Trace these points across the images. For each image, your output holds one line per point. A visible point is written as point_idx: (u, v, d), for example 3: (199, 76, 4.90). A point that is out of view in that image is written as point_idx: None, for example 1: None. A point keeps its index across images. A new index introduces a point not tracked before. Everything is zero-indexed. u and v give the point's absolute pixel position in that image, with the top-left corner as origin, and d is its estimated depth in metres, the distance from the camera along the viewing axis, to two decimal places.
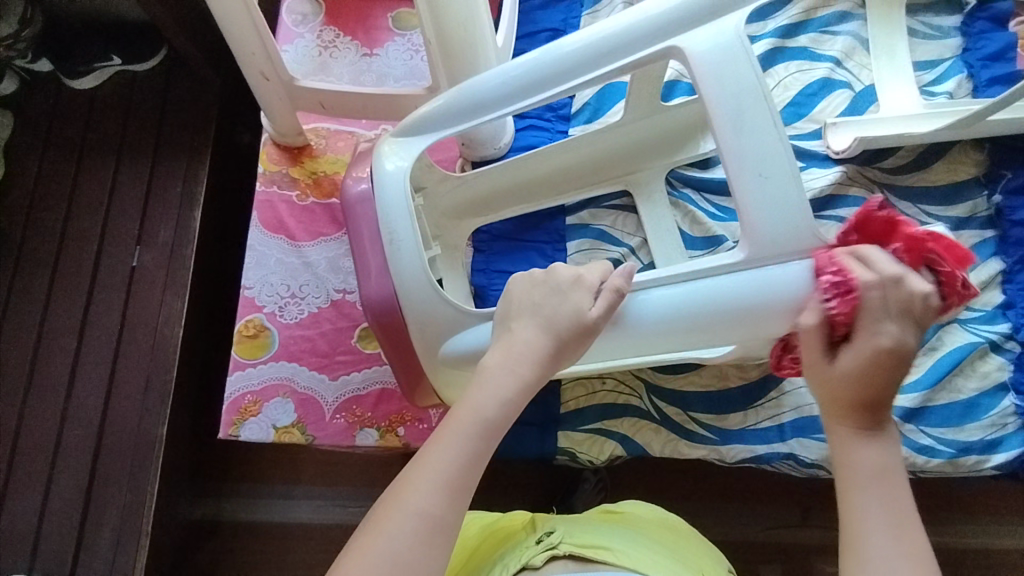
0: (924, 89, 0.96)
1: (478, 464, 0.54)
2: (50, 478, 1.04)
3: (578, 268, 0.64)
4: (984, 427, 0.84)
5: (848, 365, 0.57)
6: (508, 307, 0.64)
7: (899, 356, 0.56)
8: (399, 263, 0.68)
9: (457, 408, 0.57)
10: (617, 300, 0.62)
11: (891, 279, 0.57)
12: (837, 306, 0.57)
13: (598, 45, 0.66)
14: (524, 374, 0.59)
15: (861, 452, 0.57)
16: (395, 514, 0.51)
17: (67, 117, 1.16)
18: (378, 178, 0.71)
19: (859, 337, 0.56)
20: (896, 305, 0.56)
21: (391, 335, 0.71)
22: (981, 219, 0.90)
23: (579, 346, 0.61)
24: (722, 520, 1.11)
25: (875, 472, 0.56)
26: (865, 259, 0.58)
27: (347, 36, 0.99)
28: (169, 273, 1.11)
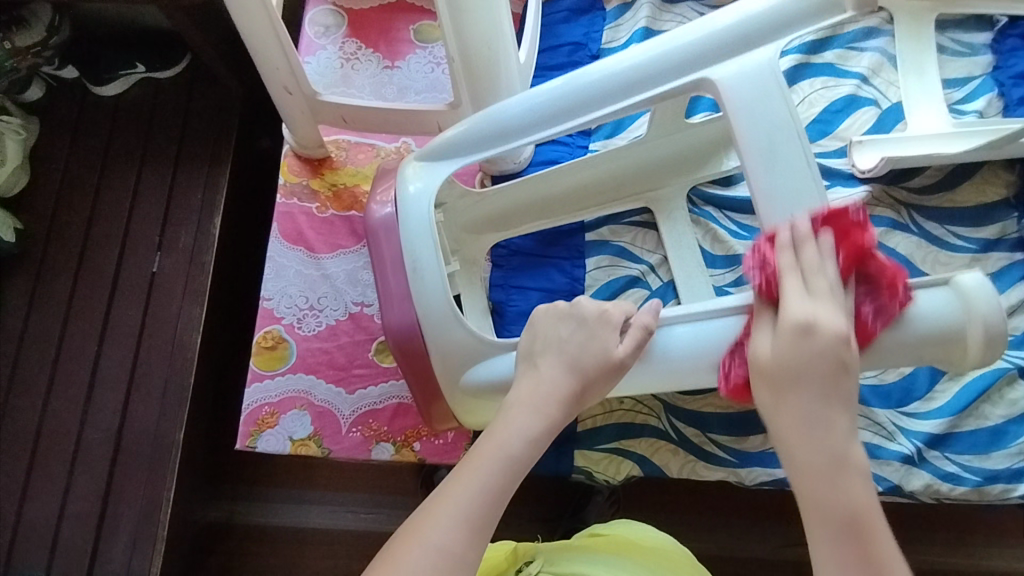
0: (953, 107, 0.94)
1: (500, 500, 0.54)
2: (70, 481, 1.05)
3: (603, 303, 0.63)
4: (1012, 455, 0.82)
5: (812, 459, 0.52)
6: (532, 342, 0.63)
7: (829, 334, 0.54)
8: (424, 292, 0.68)
9: (481, 443, 0.57)
10: (646, 338, 0.61)
11: (813, 266, 0.57)
12: (761, 276, 0.59)
13: (629, 72, 0.65)
14: (551, 415, 0.58)
15: (842, 485, 0.51)
16: (415, 548, 0.51)
17: (92, 123, 1.18)
18: (403, 199, 0.71)
19: (788, 313, 0.55)
20: (818, 274, 0.56)
21: (411, 360, 0.70)
22: (1011, 240, 0.88)
23: (607, 382, 0.60)
24: (738, 538, 1.09)
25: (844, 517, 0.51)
26: (798, 249, 0.58)
27: (369, 48, 0.99)
28: (189, 280, 1.12)
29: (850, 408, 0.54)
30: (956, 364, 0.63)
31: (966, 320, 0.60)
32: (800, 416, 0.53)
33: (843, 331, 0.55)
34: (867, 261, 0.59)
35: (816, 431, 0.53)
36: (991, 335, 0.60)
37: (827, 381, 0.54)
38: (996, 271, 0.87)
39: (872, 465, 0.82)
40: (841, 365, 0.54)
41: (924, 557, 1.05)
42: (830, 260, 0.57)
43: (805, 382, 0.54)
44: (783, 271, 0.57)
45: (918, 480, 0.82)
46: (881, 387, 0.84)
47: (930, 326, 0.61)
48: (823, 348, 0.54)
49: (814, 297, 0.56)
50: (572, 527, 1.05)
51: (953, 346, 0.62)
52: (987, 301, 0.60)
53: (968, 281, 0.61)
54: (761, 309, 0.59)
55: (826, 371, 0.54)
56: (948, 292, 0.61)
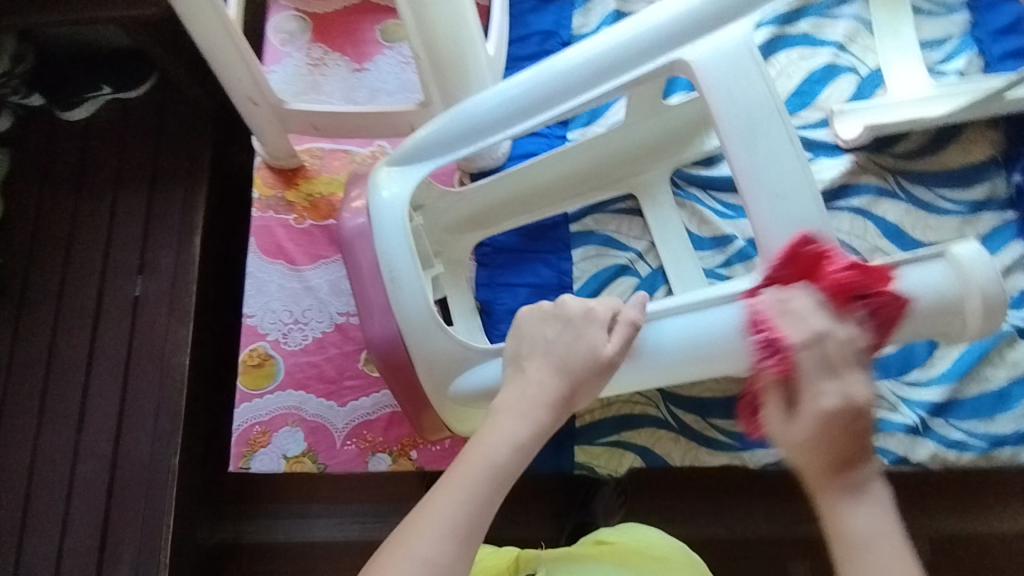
0: (933, 69, 0.93)
1: (488, 512, 0.52)
2: (67, 516, 1.03)
3: (588, 301, 0.60)
4: (1017, 418, 0.80)
5: (854, 539, 0.48)
6: (519, 345, 0.61)
7: (856, 407, 0.49)
8: (403, 300, 0.66)
9: (468, 448, 0.55)
10: (634, 334, 0.60)
11: (823, 333, 0.52)
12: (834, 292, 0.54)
13: (599, 59, 0.63)
14: (540, 419, 0.56)
15: (869, 561, 0.47)
16: (401, 561, 0.49)
17: (61, 149, 1.15)
18: (376, 206, 0.68)
19: (815, 400, 0.50)
20: (834, 362, 0.51)
21: (397, 373, 0.69)
22: (1000, 201, 0.87)
23: (596, 383, 0.59)
24: (749, 519, 1.08)
25: (873, 540, 0.48)
26: (793, 312, 0.53)
27: (336, 52, 0.97)
28: (173, 302, 1.10)
29: (893, 529, 0.48)
30: (953, 335, 0.62)
31: (962, 292, 0.58)
32: (853, 545, 0.48)
33: (869, 405, 0.50)
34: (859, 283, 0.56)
35: (865, 531, 0.48)
36: (990, 304, 0.58)
37: (853, 470, 0.49)
38: (987, 232, 0.86)
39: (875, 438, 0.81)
40: (861, 425, 0.49)
41: (934, 524, 1.04)
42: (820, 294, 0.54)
43: (849, 516, 0.48)
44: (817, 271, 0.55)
45: (924, 450, 0.80)
46: (880, 359, 0.82)
47: (928, 303, 0.59)
48: (838, 492, 0.49)
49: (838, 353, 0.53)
50: (580, 523, 1.04)
51: (951, 318, 0.60)
52: (984, 271, 0.58)
53: (964, 252, 0.59)
54: (772, 396, 0.52)
55: (857, 473, 0.49)
56: (944, 265, 0.59)
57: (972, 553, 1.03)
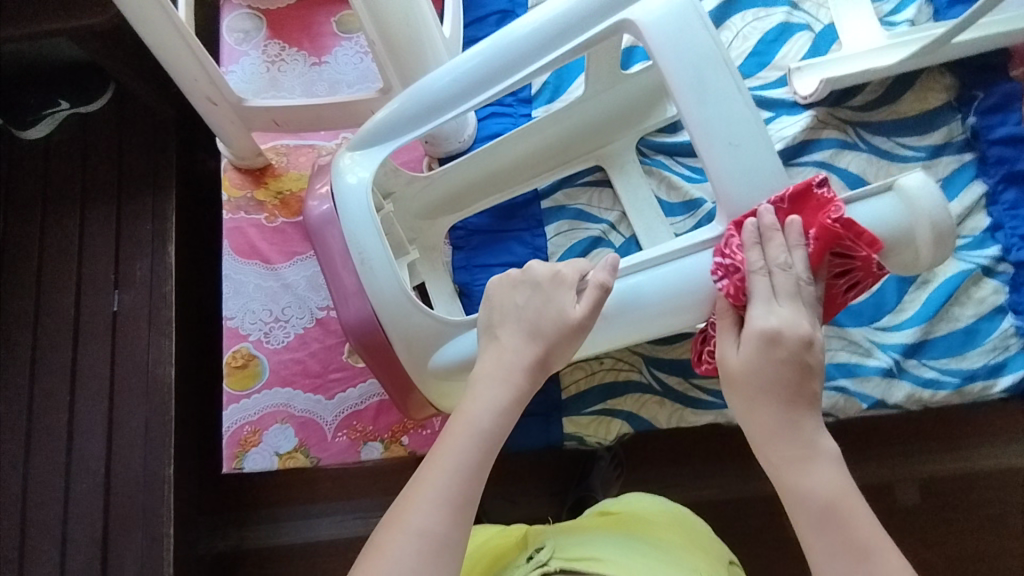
0: (884, 20, 0.94)
1: (477, 478, 0.55)
2: (66, 535, 1.03)
3: (555, 264, 0.61)
4: (987, 352, 0.83)
5: (807, 498, 0.54)
6: (490, 315, 0.62)
7: (791, 343, 0.55)
8: (376, 284, 0.66)
9: (452, 420, 0.58)
10: (603, 296, 0.58)
11: (778, 266, 0.56)
12: (729, 284, 0.58)
13: (548, 26, 0.64)
14: (519, 382, 0.58)
15: (809, 474, 0.55)
16: (399, 534, 0.52)
17: (24, 169, 1.14)
18: (341, 191, 0.68)
19: (751, 325, 0.56)
20: (780, 290, 0.56)
21: (377, 357, 0.70)
22: (958, 143, 0.89)
23: (571, 344, 0.59)
24: (740, 478, 1.11)
25: (829, 496, 0.54)
26: (765, 239, 0.56)
27: (293, 47, 0.96)
28: (152, 313, 1.09)
29: (822, 442, 0.56)
30: (912, 267, 0.64)
31: (913, 220, 0.60)
32: (766, 428, 0.56)
33: (807, 332, 0.55)
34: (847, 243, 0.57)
35: (789, 434, 0.56)
36: (939, 231, 0.60)
37: (793, 393, 0.56)
38: (946, 176, 0.88)
39: (853, 383, 0.83)
40: (805, 368, 0.55)
41: (919, 466, 1.07)
42: (802, 254, 0.56)
43: (772, 411, 0.56)
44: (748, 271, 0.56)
45: (900, 391, 0.83)
46: (852, 307, 0.85)
47: (880, 233, 0.61)
48: (788, 387, 0.56)
49: (779, 306, 0.55)
50: (579, 495, 1.06)
51: (906, 249, 0.61)
52: (930, 200, 0.60)
53: (909, 183, 0.61)
54: (725, 317, 0.59)
55: (787, 392, 0.55)
56: (893, 197, 0.61)
57: (959, 491, 1.07)
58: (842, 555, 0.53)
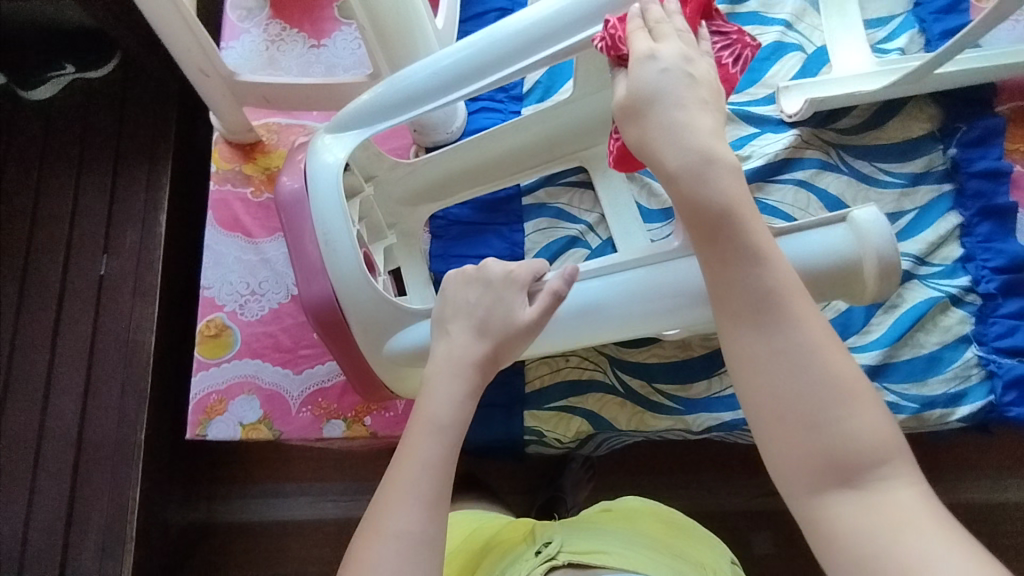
0: (876, 47, 0.95)
1: (449, 474, 0.56)
2: (33, 490, 1.04)
3: (509, 264, 0.62)
4: (948, 380, 0.84)
5: (700, 199, 0.52)
6: (442, 308, 0.63)
7: (681, 65, 0.55)
8: (337, 262, 0.68)
9: (414, 417, 0.58)
10: (556, 303, 0.60)
11: (658, 16, 0.58)
12: (608, 36, 0.59)
13: (526, 31, 0.65)
14: (471, 377, 0.59)
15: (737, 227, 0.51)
16: (378, 539, 0.52)
17: (25, 128, 1.15)
18: (313, 172, 0.69)
19: (634, 49, 0.56)
20: (663, 26, 0.57)
21: (334, 333, 0.71)
22: (938, 173, 0.90)
23: (519, 344, 0.61)
24: (712, 492, 1.09)
25: (728, 217, 0.51)
26: (644, 10, 0.58)
27: (293, 28, 0.98)
28: (137, 279, 1.11)
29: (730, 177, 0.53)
30: (859, 297, 0.65)
31: (861, 253, 0.62)
32: (674, 145, 0.53)
33: (687, 57, 0.56)
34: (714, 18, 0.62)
35: (700, 176, 0.52)
36: (885, 265, 0.61)
37: (683, 96, 0.54)
38: (923, 204, 0.89)
39: None
40: (691, 80, 0.55)
41: None
42: (677, 12, 0.58)
43: (669, 118, 0.54)
44: (627, 23, 0.58)
45: None
46: None
47: (829, 264, 0.62)
48: (689, 100, 0.54)
49: (659, 40, 0.56)
50: (548, 497, 1.03)
51: (853, 281, 0.63)
52: (879, 235, 0.61)
53: (862, 217, 0.62)
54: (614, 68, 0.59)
55: (686, 100, 0.54)
56: (845, 228, 0.63)
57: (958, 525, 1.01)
58: (749, 321, 0.50)
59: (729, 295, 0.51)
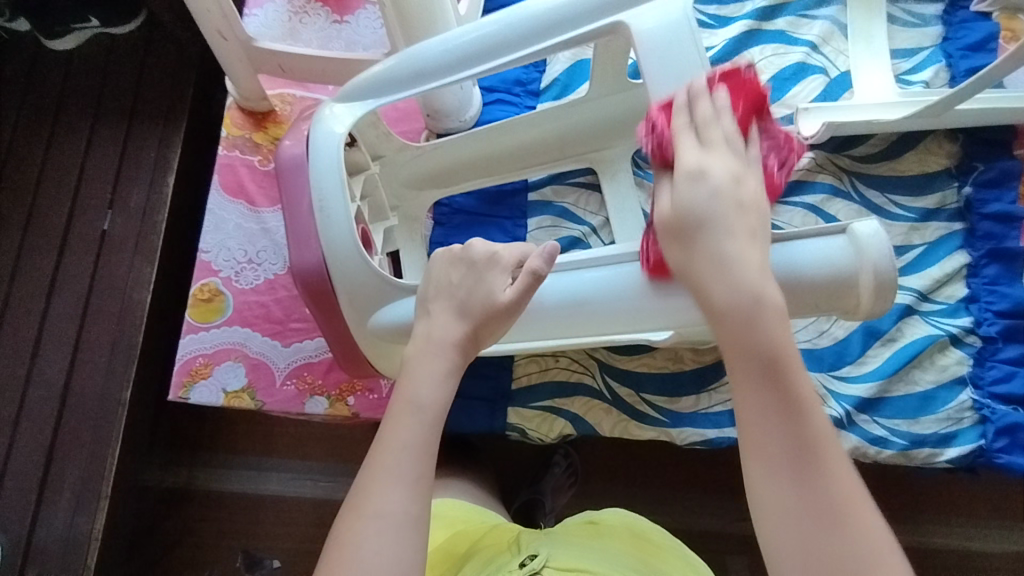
0: (900, 77, 0.94)
1: (432, 453, 0.55)
2: (13, 438, 1.04)
3: (495, 245, 0.60)
4: (940, 420, 0.83)
5: (729, 299, 0.49)
6: (428, 290, 0.62)
7: (729, 181, 0.52)
8: (329, 231, 0.67)
9: (395, 400, 0.58)
10: (534, 283, 0.57)
11: (707, 119, 0.54)
12: (655, 141, 0.56)
13: (542, 16, 0.64)
14: (452, 364, 0.58)
15: (759, 325, 0.48)
16: (360, 520, 0.52)
17: (43, 76, 1.15)
18: (313, 139, 0.69)
19: (681, 161, 0.53)
20: (714, 137, 0.53)
21: (320, 302, 0.71)
22: (950, 211, 0.89)
23: (500, 326, 0.59)
24: (693, 508, 1.07)
25: (757, 348, 0.48)
26: (694, 105, 0.55)
27: (318, 2, 0.98)
28: (139, 237, 1.11)
29: (770, 291, 0.49)
30: (852, 313, 0.64)
31: (857, 268, 0.60)
32: (710, 266, 0.50)
33: (735, 174, 0.52)
34: (762, 117, 0.59)
35: (723, 271, 0.50)
36: (881, 282, 0.60)
37: (728, 221, 0.51)
38: (933, 240, 0.88)
39: None
40: (739, 204, 0.51)
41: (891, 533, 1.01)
42: (727, 112, 0.54)
43: (713, 242, 0.50)
44: (676, 121, 0.55)
45: (846, 442, 0.83)
46: (814, 351, 0.85)
47: (823, 276, 0.61)
48: (735, 223, 0.51)
49: (709, 148, 0.53)
50: (526, 496, 1.02)
51: (847, 296, 0.62)
52: (877, 249, 0.60)
53: (862, 229, 0.60)
54: (659, 173, 0.56)
55: (729, 218, 0.51)
56: (844, 241, 0.61)
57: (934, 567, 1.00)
58: (774, 418, 0.47)
59: (747, 392, 0.48)
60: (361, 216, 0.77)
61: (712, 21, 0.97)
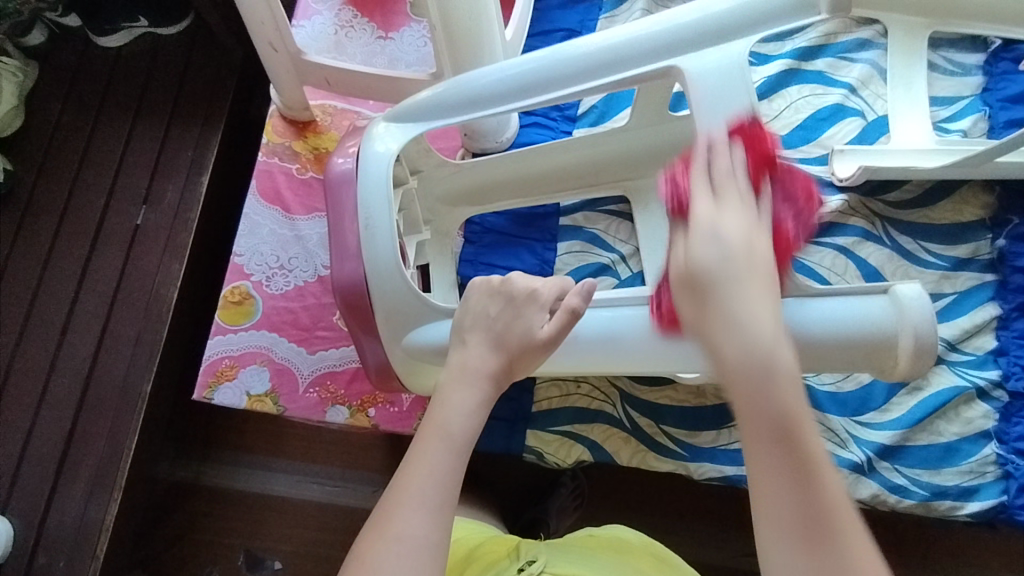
0: (938, 125, 0.94)
1: (457, 477, 0.55)
2: (33, 425, 1.05)
3: (534, 282, 0.62)
4: (961, 473, 0.82)
5: (742, 359, 0.41)
6: (464, 315, 0.63)
7: (751, 246, 0.45)
8: (371, 246, 0.68)
9: (426, 422, 0.58)
10: (571, 321, 0.59)
11: (724, 171, 0.50)
12: (674, 197, 0.52)
13: (598, 55, 0.65)
14: (484, 389, 0.59)
15: (772, 395, 0.41)
16: (382, 544, 0.51)
17: (90, 71, 1.18)
18: (363, 158, 0.71)
19: (696, 212, 0.47)
20: (727, 187, 0.49)
21: (356, 314, 0.72)
22: (982, 261, 0.88)
23: (533, 361, 0.61)
24: (702, 543, 1.06)
25: (766, 381, 0.41)
26: (708, 162, 0.51)
27: (364, 17, 1.00)
28: (171, 234, 1.13)
29: (781, 349, 0.42)
30: (888, 372, 0.65)
31: (898, 328, 0.62)
32: (727, 320, 0.42)
33: (754, 238, 0.46)
34: (775, 171, 0.57)
35: (734, 329, 0.42)
36: (921, 344, 0.62)
37: (745, 275, 0.43)
38: (964, 290, 0.87)
39: None
40: (756, 265, 0.44)
41: None
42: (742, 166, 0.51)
43: (727, 305, 0.43)
44: (692, 179, 0.50)
45: (866, 489, 0.82)
46: (838, 394, 0.85)
47: (867, 332, 0.62)
48: (751, 271, 0.44)
49: (723, 206, 0.47)
50: (533, 520, 1.02)
51: (885, 354, 0.63)
52: (920, 312, 0.62)
53: (904, 292, 0.63)
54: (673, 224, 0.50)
55: (744, 273, 0.43)
56: (885, 300, 0.63)
57: None
58: (783, 474, 0.40)
59: (748, 441, 0.41)
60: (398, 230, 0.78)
61: (752, 58, 0.98)
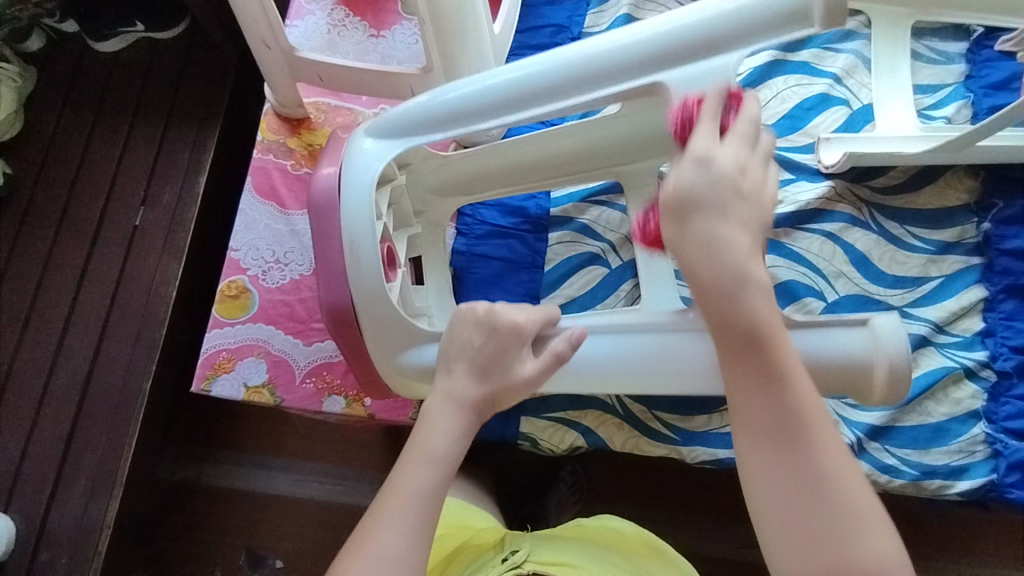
0: (922, 113, 0.96)
1: (437, 504, 0.57)
2: (34, 423, 1.06)
3: (518, 316, 0.62)
4: (951, 452, 0.83)
5: (715, 277, 0.50)
6: (450, 344, 0.64)
7: (735, 176, 0.51)
8: (358, 272, 0.70)
9: (411, 445, 0.60)
10: (555, 363, 0.61)
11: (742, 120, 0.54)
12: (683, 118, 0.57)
13: (580, 71, 0.66)
14: (467, 421, 0.61)
15: (741, 302, 0.49)
16: (359, 561, 0.54)
17: (88, 75, 1.20)
18: (346, 175, 0.72)
19: (695, 142, 0.52)
20: (739, 132, 0.53)
21: (345, 333, 0.74)
22: (968, 245, 0.89)
23: (517, 394, 0.62)
24: (699, 533, 1.07)
25: (736, 283, 0.49)
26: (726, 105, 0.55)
27: (356, 17, 1.02)
28: (169, 234, 1.14)
29: (755, 270, 0.50)
30: (864, 397, 0.66)
31: (873, 358, 0.63)
32: (700, 240, 0.50)
33: (741, 166, 0.51)
34: None
35: (714, 256, 0.50)
36: (895, 374, 0.63)
37: (723, 203, 0.50)
38: (951, 273, 0.88)
39: None
40: (738, 192, 0.51)
41: None
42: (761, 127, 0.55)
43: (704, 223, 0.50)
44: (708, 108, 0.54)
45: None
46: None
47: (843, 362, 0.64)
48: (730, 207, 0.50)
49: (725, 142, 0.52)
50: (531, 512, 1.03)
51: (861, 381, 0.64)
52: (895, 345, 0.63)
53: (882, 324, 0.64)
54: None
55: (724, 201, 0.50)
56: (863, 332, 0.64)
57: None
58: (755, 387, 0.49)
59: (722, 343, 0.50)
60: (385, 231, 0.77)
61: None
